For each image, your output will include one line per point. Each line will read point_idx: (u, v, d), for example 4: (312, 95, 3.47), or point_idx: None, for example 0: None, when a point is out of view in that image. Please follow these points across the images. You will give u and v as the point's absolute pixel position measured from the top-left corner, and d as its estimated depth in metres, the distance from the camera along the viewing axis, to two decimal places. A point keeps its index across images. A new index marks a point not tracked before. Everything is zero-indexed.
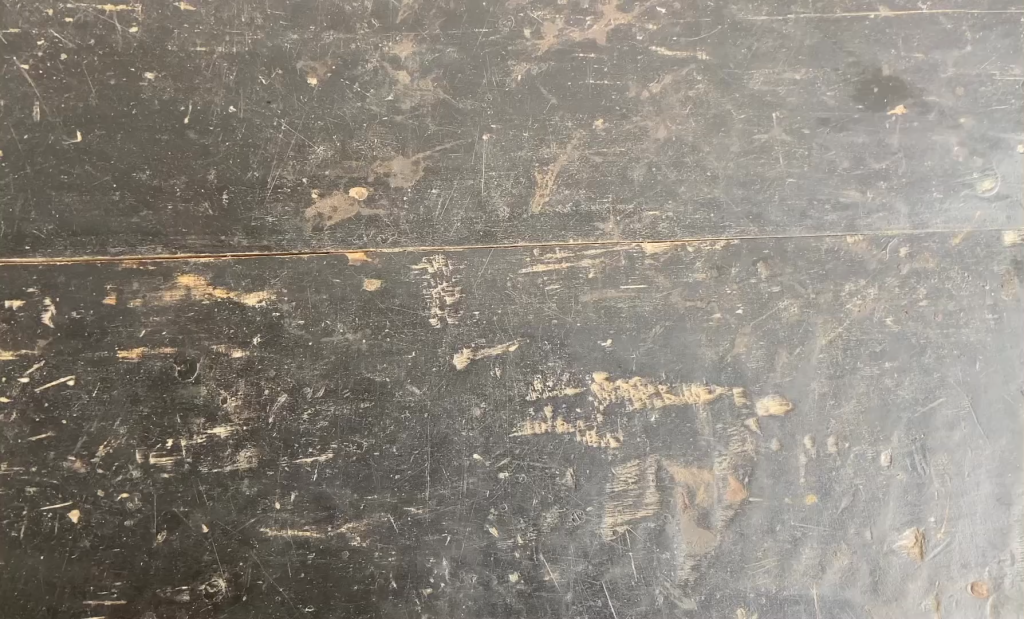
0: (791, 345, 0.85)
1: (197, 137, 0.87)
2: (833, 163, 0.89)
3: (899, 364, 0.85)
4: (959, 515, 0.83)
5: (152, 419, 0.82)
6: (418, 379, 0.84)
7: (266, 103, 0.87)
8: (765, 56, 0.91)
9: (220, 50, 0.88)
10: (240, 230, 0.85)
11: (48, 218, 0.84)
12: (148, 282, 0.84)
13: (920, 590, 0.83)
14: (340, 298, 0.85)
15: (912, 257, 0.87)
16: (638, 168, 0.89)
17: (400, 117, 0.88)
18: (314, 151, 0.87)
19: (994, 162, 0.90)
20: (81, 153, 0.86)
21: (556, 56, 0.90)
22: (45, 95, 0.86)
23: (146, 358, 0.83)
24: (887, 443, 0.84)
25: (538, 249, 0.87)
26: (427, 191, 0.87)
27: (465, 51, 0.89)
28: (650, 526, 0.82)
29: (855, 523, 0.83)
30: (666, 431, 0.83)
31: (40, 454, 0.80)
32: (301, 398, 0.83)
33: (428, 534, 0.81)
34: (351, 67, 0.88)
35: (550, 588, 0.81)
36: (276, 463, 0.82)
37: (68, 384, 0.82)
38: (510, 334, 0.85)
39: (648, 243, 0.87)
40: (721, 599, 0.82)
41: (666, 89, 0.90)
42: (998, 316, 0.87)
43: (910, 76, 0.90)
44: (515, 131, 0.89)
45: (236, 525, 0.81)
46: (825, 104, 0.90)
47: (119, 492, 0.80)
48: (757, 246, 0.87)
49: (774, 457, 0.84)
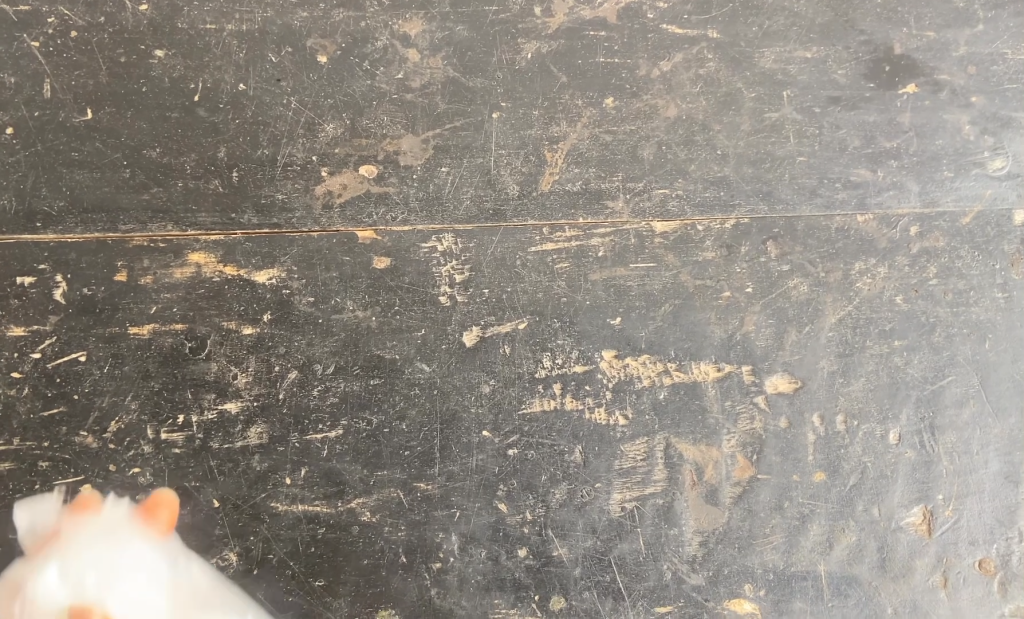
0: (800, 324, 0.85)
1: (207, 114, 0.87)
2: (845, 141, 0.89)
3: (908, 343, 0.85)
4: (966, 493, 0.83)
5: (163, 395, 0.82)
6: (427, 356, 0.84)
7: (276, 80, 0.88)
8: (776, 34, 0.91)
9: (230, 28, 0.88)
10: (249, 207, 0.86)
11: (59, 194, 0.85)
12: (159, 259, 0.84)
13: (928, 568, 0.82)
14: (349, 276, 0.85)
15: (922, 236, 0.87)
16: (648, 147, 0.89)
17: (410, 94, 0.88)
18: (324, 129, 0.87)
19: (1006, 141, 0.90)
20: (91, 130, 0.86)
21: (566, 34, 0.90)
22: (56, 72, 0.86)
23: (157, 335, 0.83)
24: (895, 422, 0.84)
25: (547, 227, 0.87)
26: (437, 169, 0.87)
27: (475, 29, 0.89)
28: (658, 502, 0.82)
29: (863, 501, 0.83)
30: (675, 408, 0.84)
31: (52, 428, 0.81)
32: (311, 375, 0.83)
33: (437, 510, 0.82)
34: (361, 45, 0.88)
35: (558, 563, 0.81)
36: (286, 439, 0.82)
37: (80, 359, 0.82)
38: (519, 312, 0.85)
39: (658, 222, 0.87)
40: (729, 575, 0.82)
41: (677, 67, 0.90)
42: (1008, 295, 0.87)
43: (922, 55, 0.90)
44: (525, 110, 0.89)
45: (246, 500, 0.81)
46: (837, 82, 0.90)
47: (130, 467, 0.81)
48: (767, 225, 0.87)
49: (782, 435, 0.84)
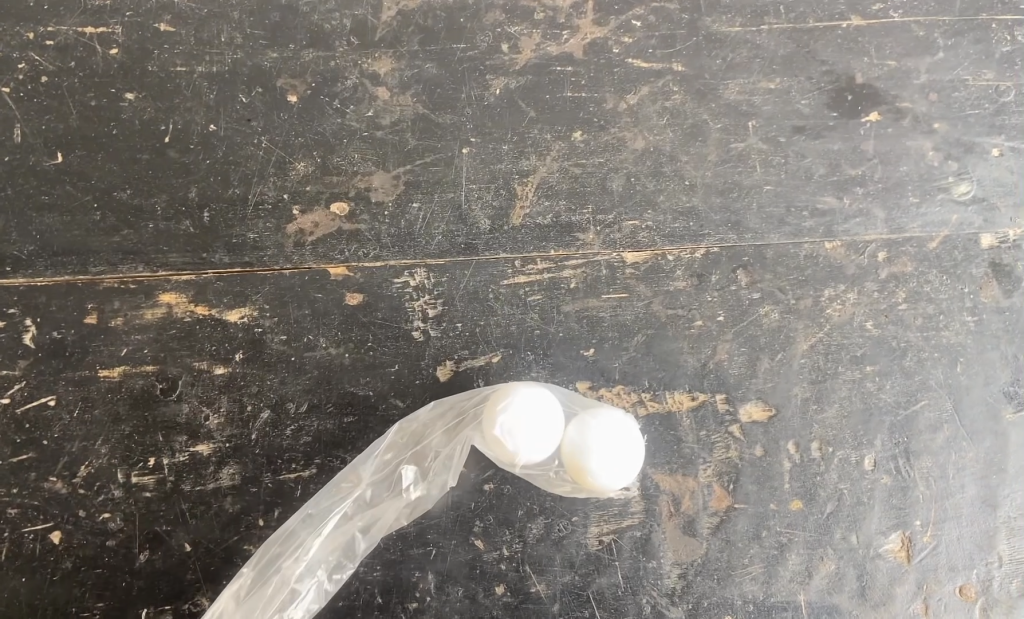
0: (772, 351, 0.86)
1: (178, 155, 0.87)
2: (810, 170, 0.90)
3: (879, 368, 0.86)
4: (944, 518, 0.83)
5: (133, 438, 0.82)
6: (401, 392, 0.84)
7: (247, 121, 0.88)
8: (740, 66, 0.92)
9: (200, 69, 0.89)
10: (221, 247, 0.86)
11: (29, 239, 0.85)
12: (130, 300, 0.84)
13: (910, 594, 0.82)
14: (322, 312, 0.85)
15: (890, 261, 0.88)
16: (617, 179, 0.89)
17: (380, 132, 0.89)
18: (295, 168, 0.88)
19: (970, 166, 0.91)
20: (61, 174, 0.86)
21: (534, 69, 0.90)
22: (26, 118, 0.87)
23: (129, 377, 0.83)
24: (870, 448, 0.84)
25: (519, 260, 0.87)
26: (408, 206, 0.88)
27: (444, 66, 0.90)
28: (636, 534, 0.82)
29: (840, 528, 0.83)
30: (649, 439, 0.83)
31: (21, 475, 0.80)
32: (284, 413, 0.83)
33: (414, 548, 0.81)
34: (331, 84, 0.89)
35: (536, 599, 0.81)
36: (259, 479, 0.82)
37: (49, 404, 0.82)
38: (492, 346, 0.85)
39: (628, 253, 0.87)
40: (708, 607, 0.81)
41: (643, 100, 0.90)
42: (977, 319, 0.87)
43: (883, 84, 0.92)
44: (495, 145, 0.89)
45: (219, 543, 0.81)
46: (801, 112, 0.91)
47: (100, 513, 0.80)
48: (736, 254, 0.88)
49: (758, 463, 0.83)
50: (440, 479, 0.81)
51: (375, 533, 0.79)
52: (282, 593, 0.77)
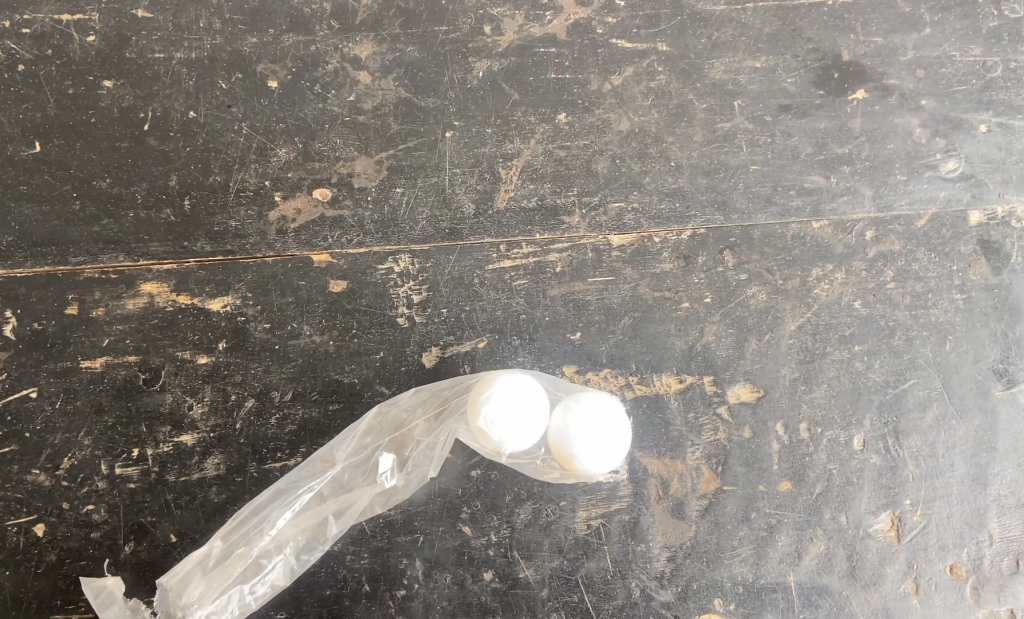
0: (760, 332, 0.85)
1: (157, 143, 0.86)
2: (797, 149, 0.89)
3: (868, 347, 0.85)
4: (934, 497, 0.83)
5: (117, 429, 0.81)
6: (387, 379, 0.83)
7: (227, 107, 0.87)
8: (724, 46, 0.91)
9: (178, 55, 0.87)
10: (202, 235, 0.85)
11: (8, 230, 0.84)
12: (111, 290, 0.83)
13: (900, 574, 0.81)
14: (305, 300, 0.84)
15: (878, 240, 0.87)
16: (602, 161, 0.88)
17: (362, 117, 0.88)
18: (276, 154, 0.87)
19: (958, 143, 0.90)
20: (40, 164, 0.85)
21: (517, 51, 0.89)
22: (3, 107, 0.86)
23: (111, 367, 0.82)
24: (859, 427, 0.84)
25: (504, 244, 0.86)
26: (392, 191, 0.87)
27: (426, 49, 0.89)
28: (625, 519, 0.81)
29: (829, 509, 0.82)
30: (637, 422, 0.83)
31: (4, 468, 0.80)
32: (269, 402, 0.82)
33: (401, 535, 0.80)
34: (311, 69, 0.88)
35: (525, 585, 0.80)
36: (244, 469, 0.81)
37: (31, 396, 0.81)
38: (478, 331, 0.84)
39: (615, 236, 0.87)
40: (698, 590, 0.81)
41: (627, 81, 0.89)
42: (966, 296, 0.87)
43: (869, 61, 0.91)
44: (478, 128, 0.88)
45: (204, 534, 0.80)
46: (786, 90, 0.90)
47: (84, 505, 0.80)
48: (723, 235, 0.87)
49: (746, 445, 0.83)
50: (419, 470, 0.80)
51: (348, 516, 0.79)
52: (247, 566, 0.78)
